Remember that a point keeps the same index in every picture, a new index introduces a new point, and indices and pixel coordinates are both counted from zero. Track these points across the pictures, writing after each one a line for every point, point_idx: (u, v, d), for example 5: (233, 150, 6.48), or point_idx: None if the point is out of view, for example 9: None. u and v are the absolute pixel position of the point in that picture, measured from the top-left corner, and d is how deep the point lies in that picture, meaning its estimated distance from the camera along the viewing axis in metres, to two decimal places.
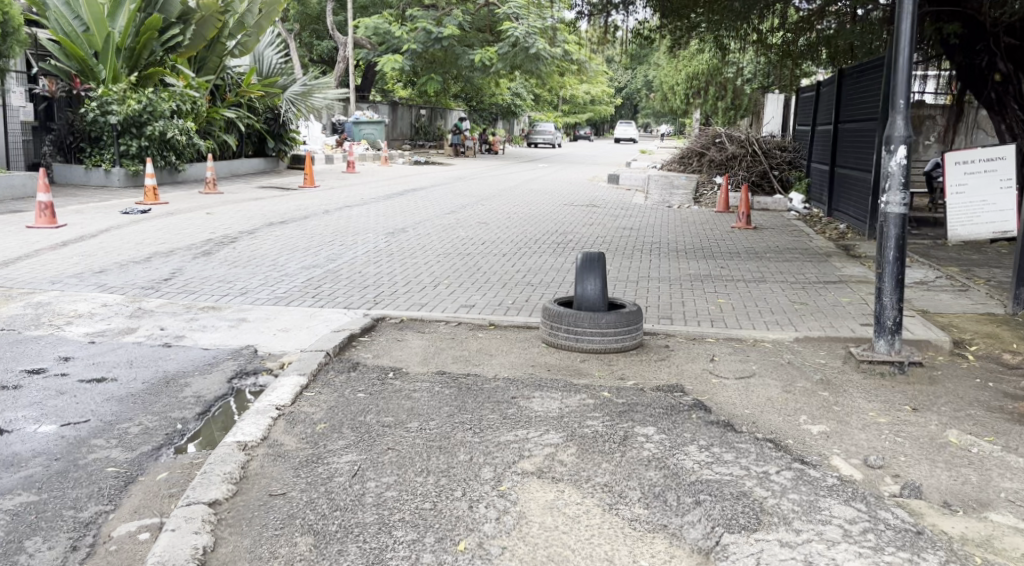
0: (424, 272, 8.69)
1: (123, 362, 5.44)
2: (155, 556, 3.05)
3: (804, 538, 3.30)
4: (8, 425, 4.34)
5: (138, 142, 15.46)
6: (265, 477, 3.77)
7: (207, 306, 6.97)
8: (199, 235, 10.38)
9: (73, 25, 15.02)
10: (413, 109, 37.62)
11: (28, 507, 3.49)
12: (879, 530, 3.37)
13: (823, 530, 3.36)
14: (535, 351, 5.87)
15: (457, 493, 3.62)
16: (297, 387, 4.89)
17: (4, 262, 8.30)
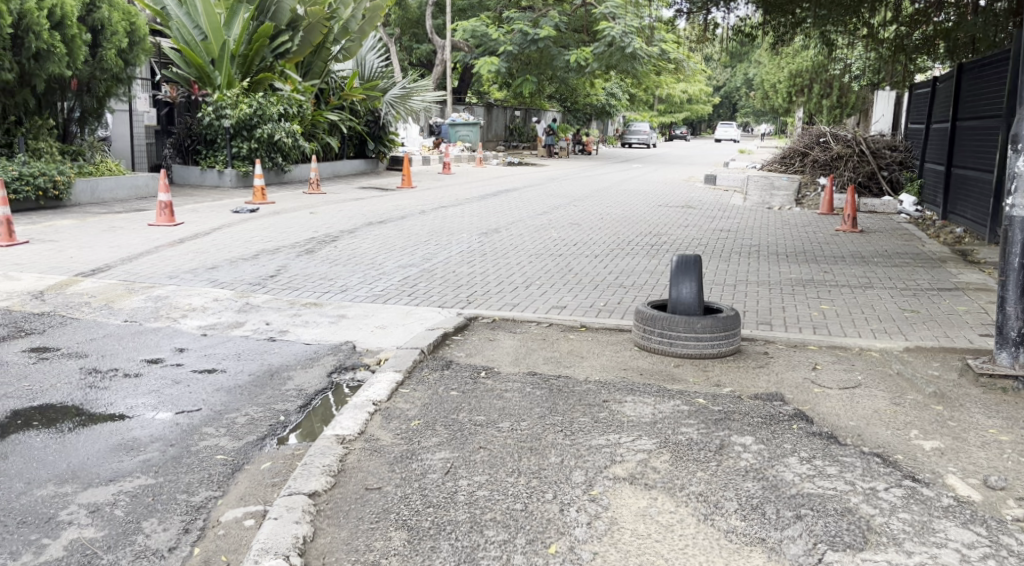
0: (514, 272, 8.68)
1: (232, 355, 5.66)
2: (259, 543, 3.08)
3: (917, 561, 3.07)
4: (129, 411, 4.56)
5: (249, 144, 16.24)
6: (361, 471, 3.81)
7: (309, 303, 7.17)
8: (303, 233, 10.76)
9: (193, 35, 15.82)
10: (507, 109, 37.95)
11: (146, 489, 3.63)
12: (1004, 557, 3.10)
13: (938, 554, 3.12)
14: (627, 353, 5.76)
15: (547, 496, 3.56)
16: (393, 384, 4.95)
17: (128, 258, 8.80)
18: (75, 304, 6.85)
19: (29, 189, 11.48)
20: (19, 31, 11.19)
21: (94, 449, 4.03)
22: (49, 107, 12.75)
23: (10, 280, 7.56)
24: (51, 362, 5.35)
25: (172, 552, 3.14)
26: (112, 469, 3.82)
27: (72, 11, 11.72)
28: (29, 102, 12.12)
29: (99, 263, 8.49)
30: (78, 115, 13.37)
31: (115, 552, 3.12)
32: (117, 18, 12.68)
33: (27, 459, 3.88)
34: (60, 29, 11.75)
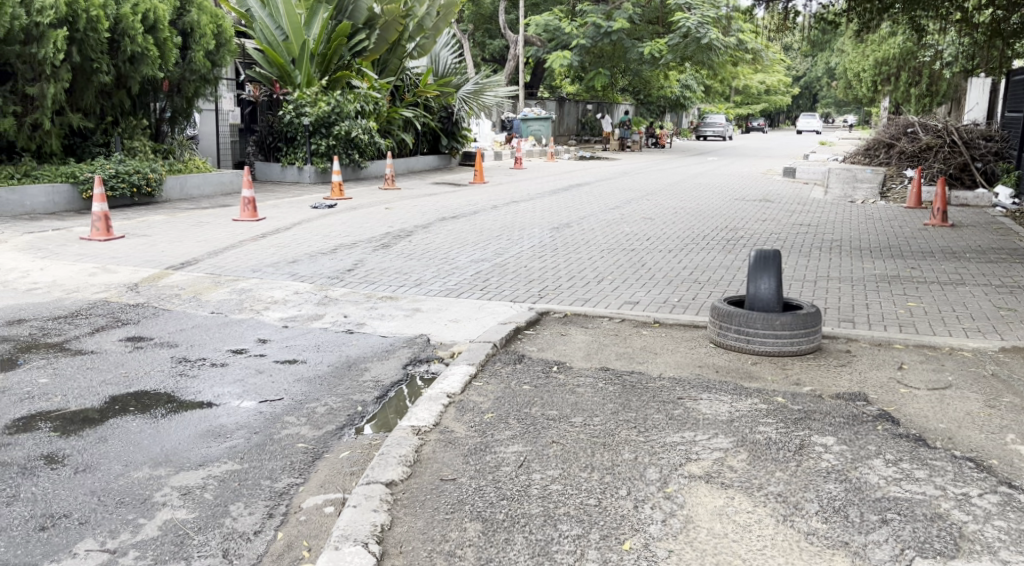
0: (587, 267, 8.65)
1: (312, 346, 5.82)
2: (339, 529, 3.16)
3: None
4: (216, 399, 4.75)
5: (327, 141, 16.60)
6: (437, 461, 3.87)
7: (385, 296, 7.30)
8: (379, 228, 10.97)
9: (276, 35, 16.31)
10: (580, 104, 37.79)
11: (233, 474, 3.77)
12: None
13: None
14: (702, 350, 5.68)
15: (622, 492, 3.55)
16: (466, 376, 5.01)
17: (214, 252, 9.14)
18: (166, 296, 7.16)
19: (125, 186, 11.93)
20: (116, 35, 11.72)
21: (184, 434, 4.21)
22: (143, 107, 13.31)
23: (107, 273, 7.95)
24: (145, 351, 5.61)
25: (257, 535, 3.26)
26: (201, 454, 3.98)
27: (164, 15, 12.22)
28: (125, 103, 12.68)
29: (188, 257, 8.85)
30: (170, 115, 13.93)
31: (205, 533, 3.25)
32: (206, 21, 13.14)
33: (124, 442, 4.08)
34: (153, 33, 12.26)
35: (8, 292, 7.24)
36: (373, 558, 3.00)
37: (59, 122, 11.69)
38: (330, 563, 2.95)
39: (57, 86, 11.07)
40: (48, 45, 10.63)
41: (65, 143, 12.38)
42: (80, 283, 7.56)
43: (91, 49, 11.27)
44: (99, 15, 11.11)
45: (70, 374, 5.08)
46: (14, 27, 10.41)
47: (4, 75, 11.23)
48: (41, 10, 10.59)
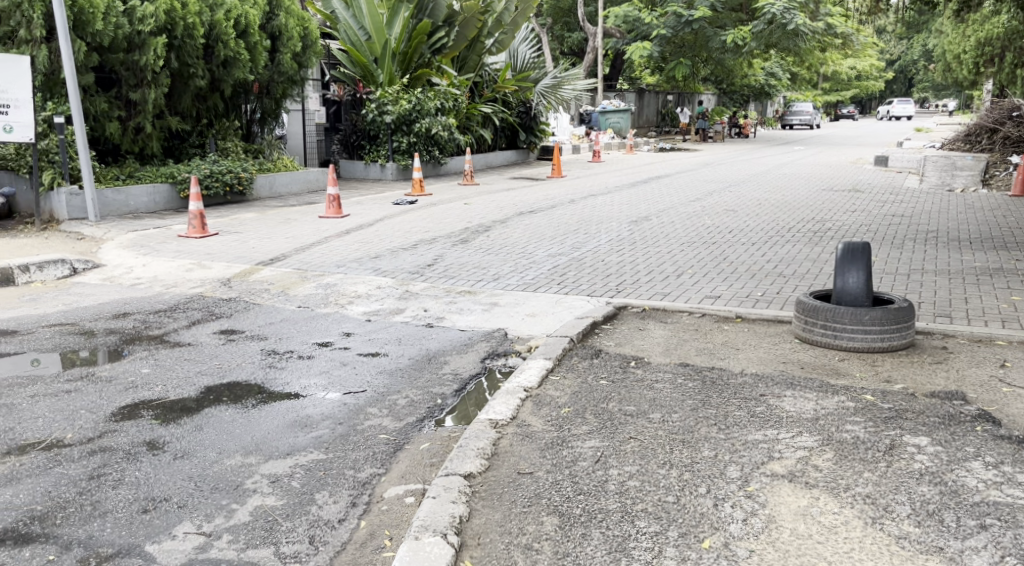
0: (666, 261, 8.56)
1: (394, 340, 5.97)
2: (419, 520, 3.24)
3: None
4: (303, 390, 4.93)
5: (408, 138, 16.89)
6: (514, 455, 3.92)
7: (464, 291, 7.41)
8: (458, 224, 11.12)
9: (359, 35, 16.69)
10: (660, 95, 37.35)
11: (319, 464, 3.92)
12: None
13: None
14: (787, 346, 5.54)
15: (701, 490, 3.52)
16: (543, 370, 5.05)
17: (302, 248, 9.44)
18: (257, 291, 7.44)
19: (219, 186, 12.44)
20: (210, 41, 12.22)
21: (273, 424, 4.39)
22: (235, 109, 13.84)
23: (202, 268, 8.32)
24: (237, 344, 5.86)
25: (342, 523, 3.37)
26: (289, 443, 4.15)
27: (255, 20, 12.65)
28: (218, 106, 13.21)
29: (277, 253, 9.17)
30: (260, 116, 14.43)
31: (292, 520, 3.39)
32: (293, 24, 13.54)
33: (218, 431, 4.29)
34: (244, 38, 12.72)
35: (113, 287, 7.67)
36: (452, 549, 3.07)
37: (159, 126, 12.27)
38: (410, 552, 3.02)
39: (158, 91, 11.62)
40: (148, 52, 11.18)
41: (165, 145, 12.97)
42: (178, 279, 7.94)
43: (188, 55, 11.80)
44: (195, 22, 11.61)
45: (169, 365, 5.36)
46: (118, 36, 10.98)
47: (109, 82, 11.85)
48: (142, 19, 11.14)
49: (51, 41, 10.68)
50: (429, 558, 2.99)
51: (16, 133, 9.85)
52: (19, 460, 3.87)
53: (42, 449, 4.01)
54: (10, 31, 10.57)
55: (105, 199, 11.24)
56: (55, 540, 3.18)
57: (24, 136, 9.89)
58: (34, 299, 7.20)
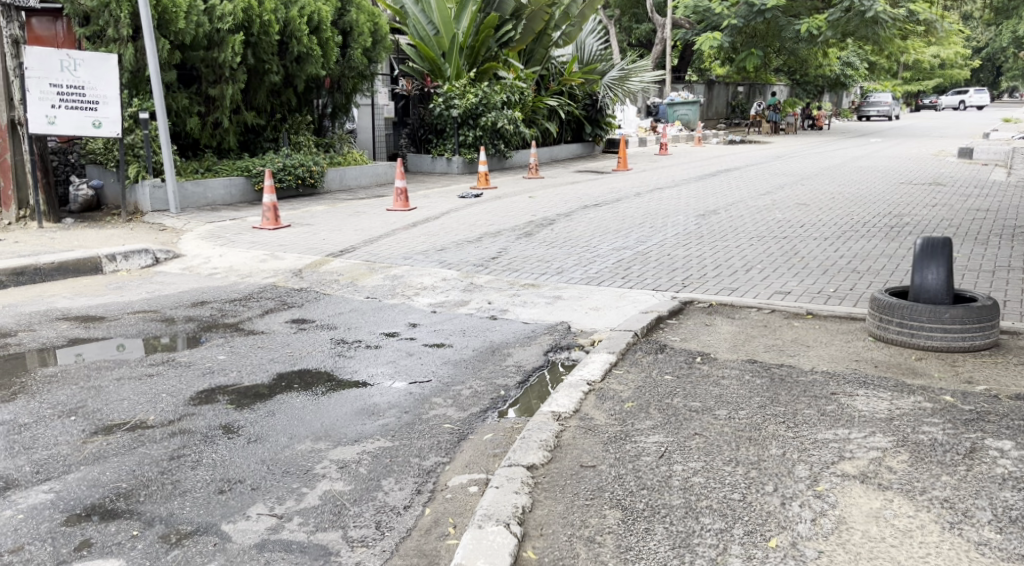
0: (734, 255, 8.43)
1: (458, 331, 6.05)
2: (482, 509, 3.30)
3: None
4: (370, 378, 5.06)
5: (475, 132, 17.00)
6: (576, 448, 3.94)
7: (528, 284, 7.45)
8: (523, 217, 11.18)
9: (428, 30, 16.85)
10: (730, 86, 36.69)
11: (385, 451, 4.02)
12: None
13: None
14: (860, 344, 5.42)
15: (768, 488, 3.49)
16: (607, 364, 5.06)
17: (370, 240, 9.63)
18: (327, 282, 7.63)
19: (291, 179, 12.77)
20: (284, 37, 12.54)
21: (342, 411, 4.52)
22: (307, 104, 14.16)
23: (275, 259, 8.57)
24: (308, 333, 6.03)
25: (407, 510, 3.46)
26: (357, 430, 4.26)
27: (327, 16, 12.92)
28: (291, 101, 13.54)
29: (346, 245, 9.38)
30: (331, 110, 14.71)
31: (360, 505, 3.49)
32: (364, 20, 13.76)
33: (289, 417, 4.43)
34: (316, 34, 13.02)
35: (192, 277, 7.97)
36: (515, 539, 3.11)
37: (235, 121, 12.64)
38: (474, 540, 3.08)
39: (235, 87, 11.99)
40: (227, 50, 11.56)
41: (241, 140, 13.33)
42: (253, 269, 8.20)
43: (263, 52, 12.16)
44: (270, 19, 11.94)
45: (244, 352, 5.55)
46: (198, 34, 11.35)
47: (190, 78, 12.28)
48: (222, 17, 11.50)
49: (137, 39, 11.12)
50: (491, 546, 3.04)
51: (104, 129, 10.29)
52: (106, 440, 4.07)
53: (127, 430, 4.21)
54: (99, 29, 10.99)
55: (185, 192, 11.65)
56: (139, 516, 3.34)
57: (111, 131, 10.33)
58: (120, 287, 7.54)
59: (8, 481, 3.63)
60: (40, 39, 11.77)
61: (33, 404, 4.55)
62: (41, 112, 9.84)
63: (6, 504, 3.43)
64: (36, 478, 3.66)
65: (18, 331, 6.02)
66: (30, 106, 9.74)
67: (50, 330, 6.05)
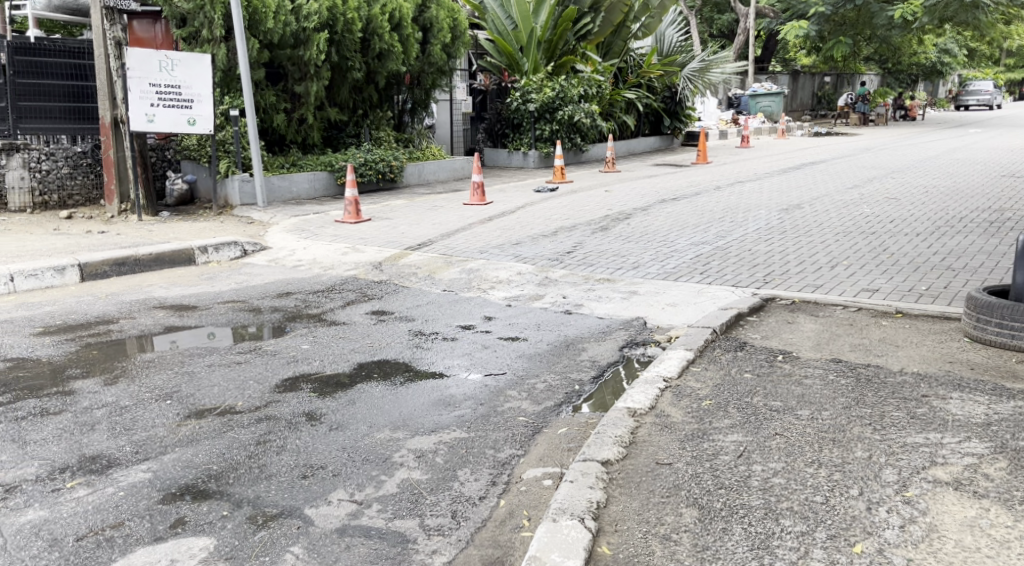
0: (819, 251, 8.21)
1: (533, 325, 6.09)
2: (557, 503, 3.33)
3: None
4: (447, 370, 5.14)
5: (551, 126, 16.98)
6: (652, 445, 3.93)
7: (603, 279, 7.42)
8: (599, 211, 11.13)
9: (506, 25, 16.99)
10: (816, 76, 35.58)
11: (461, 442, 4.09)
12: None
13: None
14: (954, 345, 5.21)
15: (853, 492, 3.40)
16: (684, 361, 5.00)
17: (447, 234, 9.76)
18: (405, 275, 7.78)
19: (372, 174, 13.04)
20: (367, 34, 12.81)
21: (419, 401, 4.61)
22: (388, 101, 14.36)
23: (356, 252, 8.78)
24: (387, 324, 6.16)
25: (483, 501, 3.51)
26: (433, 421, 4.34)
27: (408, 13, 13.13)
28: (373, 97, 13.80)
29: (424, 238, 9.53)
30: (410, 106, 14.90)
31: (436, 494, 3.56)
32: (443, 15, 13.93)
33: (369, 406, 4.55)
34: (397, 30, 13.25)
35: (278, 268, 8.24)
36: (589, 534, 3.12)
37: (319, 117, 12.97)
38: (549, 534, 3.10)
39: (319, 83, 12.31)
40: (313, 48, 11.86)
41: (324, 136, 13.66)
42: (335, 261, 8.42)
43: (347, 49, 12.45)
44: (354, 17, 12.21)
45: (326, 342, 5.72)
46: (286, 33, 11.69)
47: (277, 76, 12.68)
48: (307, 16, 11.83)
49: (229, 39, 11.55)
50: (566, 540, 3.06)
51: (198, 126, 10.72)
52: (198, 424, 4.26)
53: (218, 414, 4.40)
54: (195, 30, 11.49)
55: (272, 186, 12.04)
56: (229, 498, 3.49)
57: (205, 128, 10.76)
58: (211, 277, 7.86)
59: (110, 459, 3.84)
60: (142, 39, 12.41)
61: (133, 387, 4.80)
62: (141, 110, 10.32)
63: (109, 481, 3.63)
64: (136, 458, 3.87)
65: (119, 318, 6.36)
66: (131, 105, 10.22)
67: (148, 318, 6.36)
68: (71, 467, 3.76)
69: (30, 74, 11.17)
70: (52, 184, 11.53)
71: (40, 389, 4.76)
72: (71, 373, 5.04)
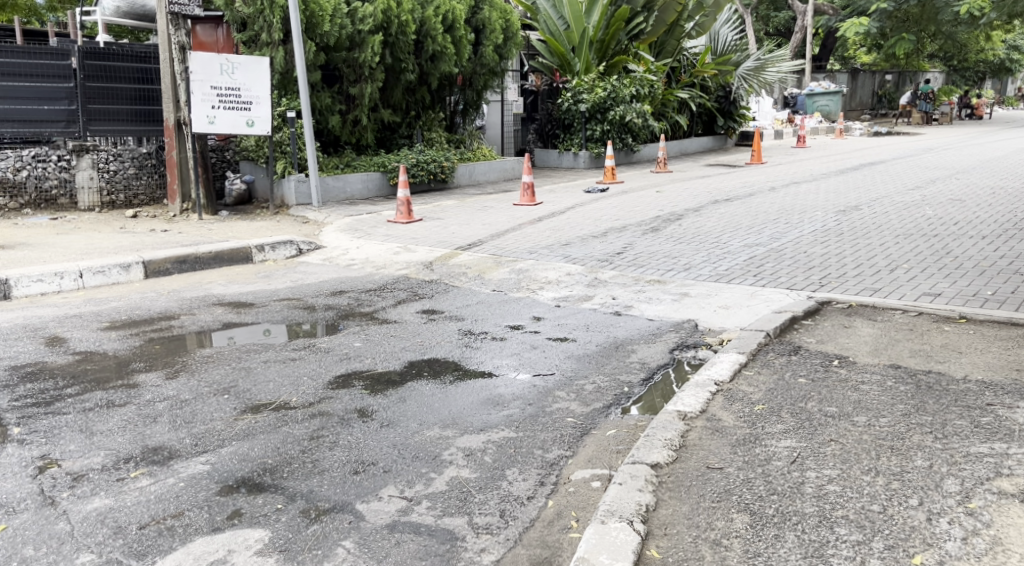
0: (877, 254, 8.03)
1: (582, 326, 6.08)
2: (606, 505, 3.32)
3: None
4: (495, 369, 5.17)
5: (602, 126, 16.91)
6: (703, 449, 3.89)
7: (653, 280, 7.38)
8: (650, 212, 11.05)
9: (558, 26, 17.05)
10: (877, 74, 34.63)
11: (509, 441, 4.11)
12: None
13: None
14: (1022, 352, 5.05)
15: (912, 501, 3.32)
16: (736, 364, 4.94)
17: (498, 234, 9.80)
18: (456, 274, 7.83)
19: (424, 174, 13.16)
20: (420, 36, 12.96)
21: (468, 400, 4.65)
22: (440, 102, 14.48)
23: (408, 252, 8.88)
24: (437, 323, 6.23)
25: (531, 501, 3.53)
26: (482, 420, 4.37)
27: (461, 14, 13.23)
28: (425, 98, 13.92)
29: (475, 238, 9.59)
30: (462, 107, 14.99)
31: (485, 493, 3.59)
32: (496, 17, 14.01)
33: (419, 403, 4.60)
34: (451, 32, 13.36)
35: (332, 267, 8.38)
36: (638, 536, 3.11)
37: (373, 118, 13.13)
38: (596, 535, 3.10)
39: (373, 85, 12.48)
40: (367, 50, 12.03)
41: (378, 137, 13.83)
42: (386, 261, 8.52)
43: (401, 51, 12.60)
44: (408, 19, 12.35)
45: (378, 340, 5.81)
46: (342, 36, 11.89)
47: (333, 78, 12.89)
48: (362, 19, 12.01)
49: (287, 42, 11.79)
50: (614, 542, 3.06)
51: (256, 128, 10.90)
52: (254, 418, 4.37)
53: (273, 409, 4.51)
54: (254, 34, 11.74)
55: (327, 186, 12.24)
56: (283, 491, 3.57)
57: (262, 130, 10.93)
58: (267, 276, 8.02)
59: (171, 451, 3.96)
60: (204, 44, 12.72)
61: (193, 382, 4.94)
62: (202, 112, 10.64)
63: (170, 472, 3.75)
64: (195, 450, 3.98)
65: (180, 314, 6.54)
66: (194, 107, 10.55)
67: (207, 314, 6.52)
68: (134, 457, 3.89)
69: (100, 77, 11.59)
70: (119, 184, 11.88)
71: (106, 382, 4.92)
72: (135, 367, 5.21)
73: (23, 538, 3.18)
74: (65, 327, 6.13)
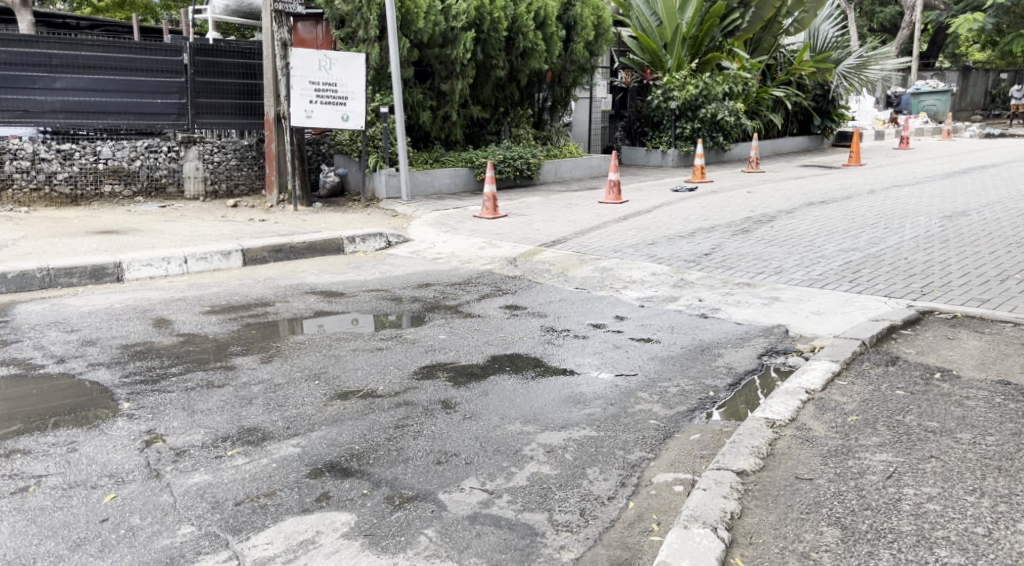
0: (985, 262, 7.62)
1: (666, 327, 5.99)
2: (689, 510, 3.27)
3: None
4: (577, 368, 5.15)
5: (693, 124, 16.66)
6: (791, 458, 3.78)
7: (742, 283, 7.21)
8: (741, 213, 10.80)
9: (651, 22, 16.87)
10: (990, 73, 32.87)
11: (590, 440, 4.08)
12: None
13: None
14: None
15: (1020, 526, 3.14)
16: (829, 373, 4.78)
17: (584, 231, 9.76)
18: (540, 271, 7.83)
19: (511, 170, 13.24)
20: (512, 33, 13.01)
21: (549, 397, 4.64)
22: (529, 98, 14.57)
23: (493, 247, 8.93)
24: (520, 319, 6.25)
25: (611, 501, 3.50)
26: (564, 417, 4.36)
27: (553, 10, 13.26)
28: (514, 95, 14.01)
29: (561, 234, 9.58)
30: (550, 104, 15.01)
31: (565, 490, 3.58)
32: (588, 13, 13.94)
33: (502, 397, 4.63)
34: (542, 28, 13.39)
35: (419, 260, 8.51)
36: (722, 544, 3.05)
37: (463, 114, 13.30)
38: (679, 540, 3.05)
39: (464, 81, 12.61)
40: (460, 46, 12.15)
41: (467, 132, 13.97)
42: (472, 255, 8.60)
43: (492, 48, 12.70)
44: (500, 16, 12.42)
45: (462, 333, 5.87)
46: (435, 32, 12.02)
47: (425, 74, 13.09)
48: (456, 16, 12.10)
49: (383, 39, 12.00)
50: (697, 548, 3.00)
51: (351, 122, 11.18)
52: (343, 404, 4.48)
53: (360, 396, 4.61)
54: (352, 31, 12.01)
55: (416, 180, 12.44)
56: (368, 477, 3.65)
57: (356, 124, 11.18)
58: (357, 266, 8.22)
59: (265, 432, 4.11)
60: (304, 40, 13.17)
61: (285, 366, 5.11)
62: (300, 106, 10.97)
63: (264, 452, 3.88)
64: (287, 432, 4.11)
65: (276, 301, 6.77)
66: (292, 101, 10.89)
67: (301, 302, 6.73)
68: (232, 436, 4.05)
69: (208, 73, 12.08)
70: (222, 175, 12.41)
71: (206, 363, 5.15)
72: (233, 350, 5.42)
73: (130, 507, 3.35)
74: (170, 309, 6.44)
